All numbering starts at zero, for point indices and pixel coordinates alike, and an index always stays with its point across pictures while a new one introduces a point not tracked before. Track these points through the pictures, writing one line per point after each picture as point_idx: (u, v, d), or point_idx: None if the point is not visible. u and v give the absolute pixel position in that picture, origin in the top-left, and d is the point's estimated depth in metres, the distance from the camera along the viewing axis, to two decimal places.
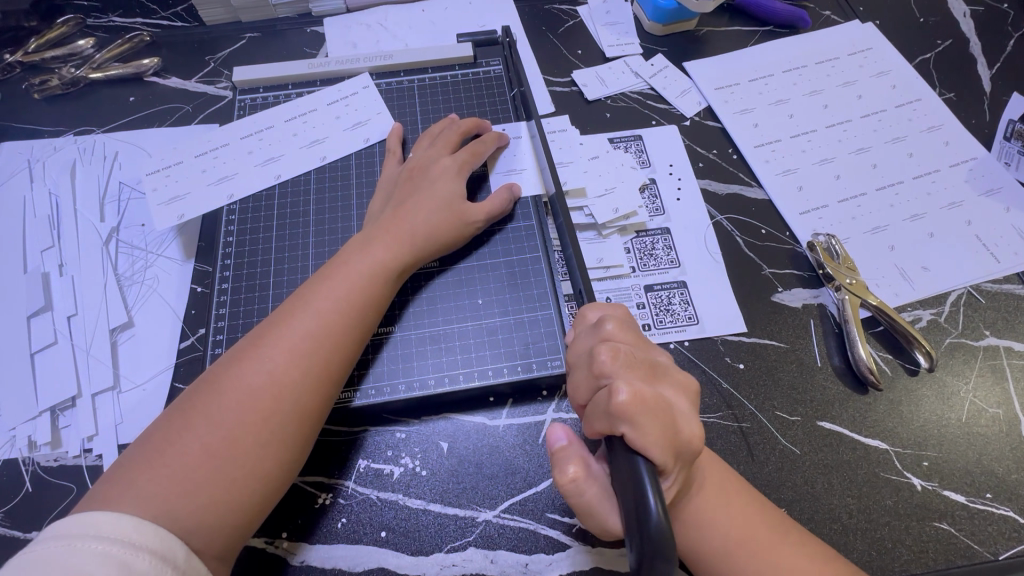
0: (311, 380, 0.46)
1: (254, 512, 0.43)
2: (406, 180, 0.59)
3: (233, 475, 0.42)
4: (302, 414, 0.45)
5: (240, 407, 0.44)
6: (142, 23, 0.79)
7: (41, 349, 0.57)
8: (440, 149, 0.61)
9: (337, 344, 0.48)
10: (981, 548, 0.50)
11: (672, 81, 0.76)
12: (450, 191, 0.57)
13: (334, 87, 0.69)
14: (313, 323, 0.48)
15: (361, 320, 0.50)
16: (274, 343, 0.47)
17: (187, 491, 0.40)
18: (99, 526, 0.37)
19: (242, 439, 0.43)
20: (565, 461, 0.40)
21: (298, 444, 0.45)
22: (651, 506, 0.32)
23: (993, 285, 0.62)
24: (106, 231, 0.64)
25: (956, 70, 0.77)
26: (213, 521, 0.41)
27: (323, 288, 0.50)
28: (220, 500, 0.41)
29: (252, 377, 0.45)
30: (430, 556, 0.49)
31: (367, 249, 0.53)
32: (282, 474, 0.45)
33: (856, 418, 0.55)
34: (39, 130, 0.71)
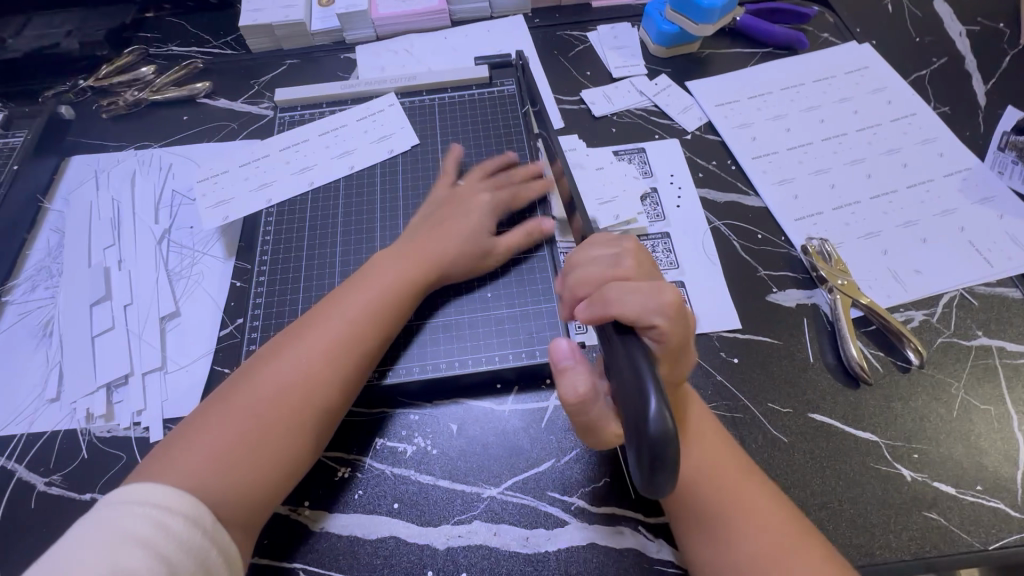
0: (338, 377, 0.52)
1: (278, 492, 0.48)
2: (444, 207, 0.64)
3: (264, 458, 0.47)
4: (327, 407, 0.51)
5: (274, 398, 0.49)
6: (197, 51, 0.89)
7: (99, 333, 0.64)
8: (476, 183, 0.67)
9: (361, 345, 0.53)
10: (970, 538, 0.51)
11: (675, 98, 0.81)
12: (479, 223, 0.62)
13: (363, 105, 0.76)
14: (341, 328, 0.53)
15: (385, 328, 0.55)
16: (306, 341, 0.52)
17: (223, 471, 0.46)
18: (142, 494, 0.42)
19: (275, 428, 0.48)
20: (575, 380, 0.42)
21: (321, 432, 0.51)
22: (653, 405, 0.32)
23: (986, 288, 0.64)
24: (160, 232, 0.71)
25: (951, 86, 0.81)
26: (244, 497, 0.46)
27: (351, 297, 0.56)
28: (251, 480, 0.47)
29: (283, 370, 0.51)
30: (438, 527, 0.53)
31: (392, 264, 0.58)
32: (305, 460, 0.50)
33: (847, 412, 0.58)
34: (105, 145, 0.81)
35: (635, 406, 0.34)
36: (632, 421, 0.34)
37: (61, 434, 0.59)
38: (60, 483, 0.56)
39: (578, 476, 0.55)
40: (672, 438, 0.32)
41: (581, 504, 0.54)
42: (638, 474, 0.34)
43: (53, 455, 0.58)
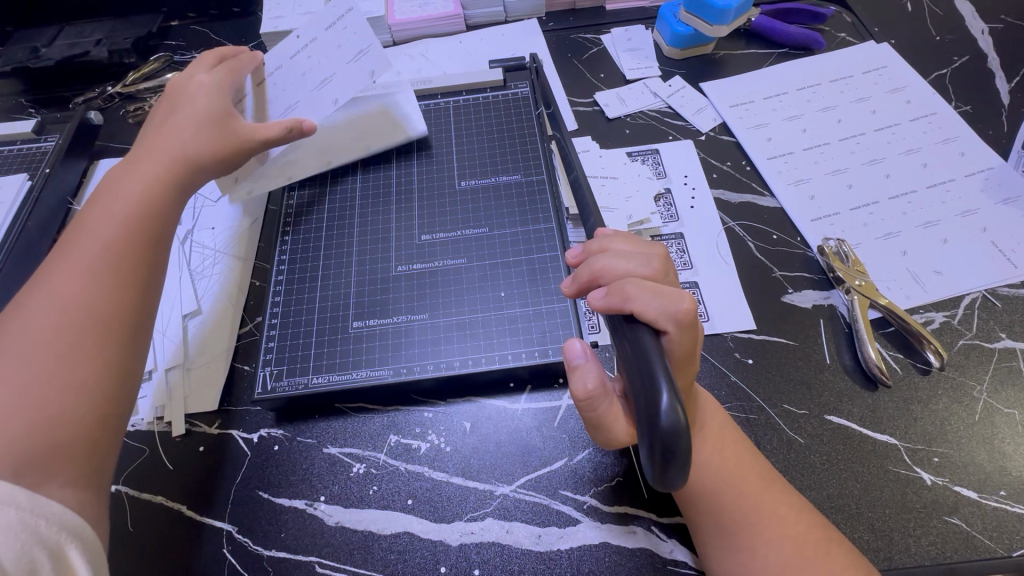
0: (105, 292, 0.48)
1: (94, 461, 0.44)
2: (163, 117, 0.61)
3: (61, 391, 0.43)
4: (106, 333, 0.47)
5: (51, 324, 0.45)
6: None
7: None
8: (190, 84, 0.63)
9: (122, 267, 0.50)
10: (993, 544, 0.50)
11: (689, 99, 0.81)
12: (223, 127, 0.60)
13: (344, 42, 0.69)
14: (76, 248, 0.49)
15: (137, 246, 0.51)
16: (35, 292, 0.47)
17: (14, 411, 0.41)
18: None
19: (78, 366, 0.45)
20: (584, 377, 0.43)
21: (115, 356, 0.47)
22: (665, 400, 0.33)
23: (1010, 290, 0.63)
24: (183, 233, 0.73)
25: (973, 85, 0.79)
26: (43, 437, 0.41)
27: (88, 217, 0.52)
28: (50, 415, 0.42)
29: (48, 297, 0.46)
30: (451, 524, 0.54)
31: (124, 181, 0.55)
32: (114, 383, 0.46)
33: (865, 413, 0.57)
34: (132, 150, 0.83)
35: (647, 398, 0.34)
36: (643, 412, 0.34)
37: None
38: None
39: (591, 475, 0.55)
40: (685, 433, 0.32)
41: (594, 503, 0.54)
42: (649, 469, 0.34)
43: None
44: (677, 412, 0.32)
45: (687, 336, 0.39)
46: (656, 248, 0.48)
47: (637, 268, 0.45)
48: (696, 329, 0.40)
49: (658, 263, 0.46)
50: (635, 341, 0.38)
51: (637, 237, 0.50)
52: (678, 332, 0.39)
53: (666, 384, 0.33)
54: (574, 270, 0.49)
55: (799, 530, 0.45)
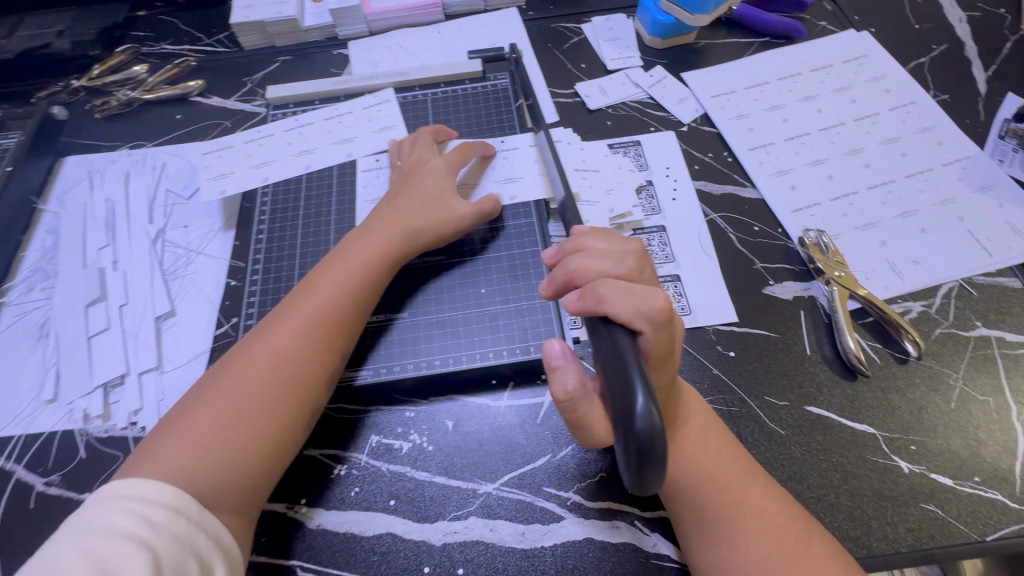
0: (307, 359, 0.53)
1: (252, 493, 0.49)
2: (400, 181, 0.65)
3: (241, 444, 0.49)
4: (295, 391, 0.52)
5: (243, 382, 0.51)
6: (189, 49, 0.89)
7: (94, 334, 0.64)
8: (424, 151, 0.67)
9: (336, 336, 0.55)
10: (967, 529, 0.51)
11: (671, 90, 0.80)
12: (441, 188, 0.63)
13: (370, 94, 0.77)
14: (311, 311, 0.55)
15: (353, 305, 0.56)
16: (271, 339, 0.54)
17: (200, 436, 0.48)
18: (133, 490, 0.44)
19: (250, 411, 0.50)
20: (564, 378, 0.42)
21: (299, 417, 0.52)
22: (640, 402, 0.32)
23: (986, 278, 0.63)
24: (155, 232, 0.71)
25: (951, 73, 0.80)
26: (218, 467, 0.47)
27: (323, 280, 0.57)
28: (231, 462, 0.48)
29: (251, 358, 0.52)
30: (434, 523, 0.53)
31: (359, 245, 0.59)
32: (290, 441, 0.51)
33: (845, 403, 0.57)
34: (99, 145, 0.80)
35: (623, 401, 0.33)
36: (620, 414, 0.33)
37: (59, 434, 0.59)
38: (59, 483, 0.57)
39: (574, 471, 0.55)
40: (660, 435, 0.31)
41: (577, 499, 0.54)
42: (627, 474, 0.34)
43: (50, 455, 0.58)
44: (652, 413, 0.32)
45: (664, 336, 0.39)
46: (633, 248, 0.48)
47: (614, 268, 0.44)
48: (674, 328, 0.40)
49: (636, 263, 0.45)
50: (609, 342, 0.37)
51: (614, 237, 0.49)
52: (654, 332, 0.38)
53: (642, 386, 0.33)
54: (551, 272, 0.48)
55: (779, 523, 0.45)
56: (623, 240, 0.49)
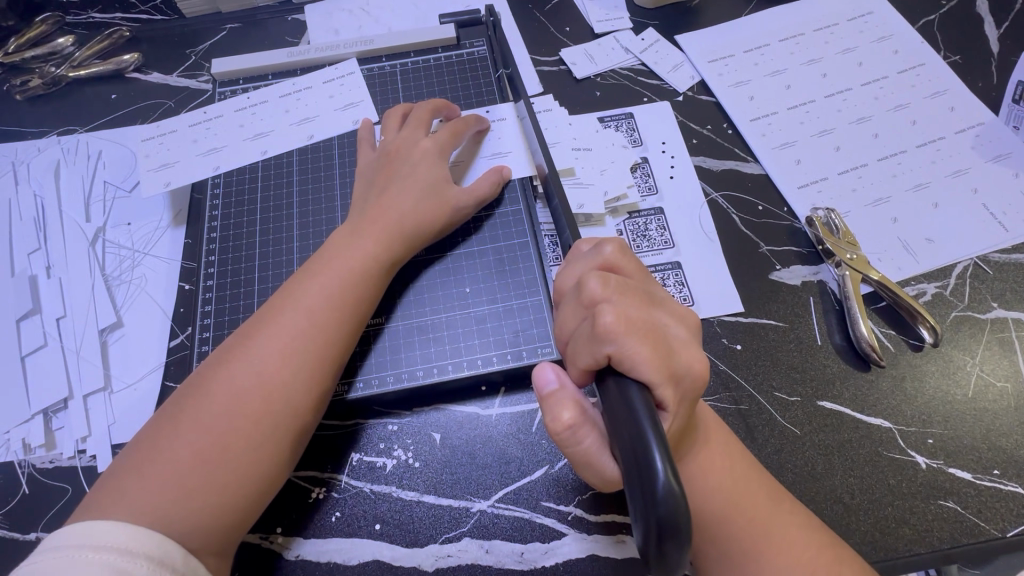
0: (302, 380, 0.46)
1: (238, 530, 0.43)
2: (385, 164, 0.57)
3: (226, 480, 0.42)
4: (283, 414, 0.45)
5: (226, 407, 0.44)
6: (122, 18, 0.78)
7: (31, 352, 0.57)
8: (416, 129, 0.59)
9: (331, 353, 0.48)
10: (988, 526, 0.48)
11: (664, 55, 0.73)
12: (432, 174, 0.56)
13: (330, 66, 0.68)
14: (301, 321, 0.48)
15: (349, 314, 0.50)
16: (254, 351, 0.46)
17: (173, 469, 0.42)
18: (96, 538, 0.38)
19: (234, 439, 0.43)
20: (558, 407, 0.37)
21: (289, 448, 0.46)
22: (660, 468, 0.28)
23: (1001, 256, 0.60)
24: (93, 231, 0.63)
25: (962, 31, 0.74)
26: (195, 506, 0.41)
27: (314, 284, 0.50)
28: (214, 502, 0.42)
29: (233, 379, 0.45)
30: (425, 548, 0.49)
31: (351, 243, 0.52)
32: (281, 473, 0.45)
33: (858, 396, 0.54)
34: (24, 132, 0.71)
35: (637, 466, 0.29)
36: (631, 475, 0.30)
37: None
38: None
39: (574, 483, 0.51)
40: (683, 506, 0.28)
41: (579, 513, 0.49)
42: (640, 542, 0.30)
43: None
44: (669, 473, 0.28)
45: (643, 350, 0.35)
46: (601, 257, 0.43)
47: (574, 304, 0.40)
48: (645, 340, 0.36)
49: (594, 276, 0.39)
50: (618, 393, 0.33)
51: (589, 248, 0.44)
52: (626, 352, 0.35)
53: (656, 442, 0.29)
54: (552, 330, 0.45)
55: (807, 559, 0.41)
56: (601, 249, 0.43)
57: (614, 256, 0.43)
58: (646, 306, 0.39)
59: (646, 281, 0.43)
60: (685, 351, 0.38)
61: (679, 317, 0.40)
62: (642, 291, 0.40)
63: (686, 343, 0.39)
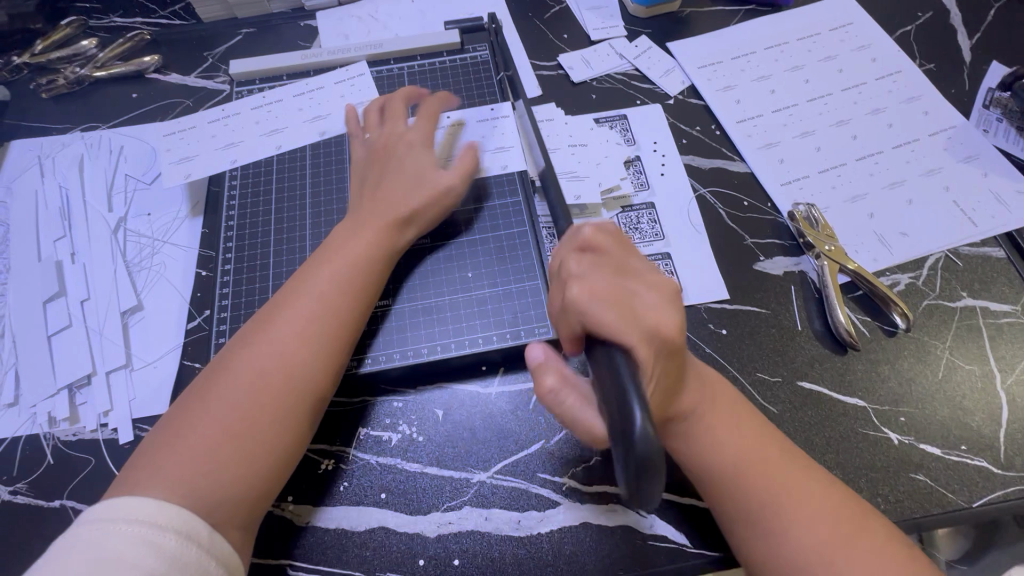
0: (316, 360, 0.50)
1: (263, 501, 0.47)
2: (375, 158, 0.61)
3: (250, 454, 0.46)
4: (301, 392, 0.49)
5: (248, 387, 0.47)
6: (143, 22, 0.82)
7: (56, 332, 0.61)
8: (397, 124, 0.63)
9: (342, 335, 0.52)
10: (955, 497, 0.52)
11: (656, 61, 0.77)
12: (417, 162, 0.60)
13: (341, 68, 0.72)
14: (315, 306, 0.51)
15: (359, 300, 0.53)
16: (272, 335, 0.50)
17: (202, 446, 0.45)
18: (130, 512, 0.41)
19: (257, 417, 0.47)
20: (543, 374, 0.43)
21: (307, 424, 0.49)
22: (636, 418, 0.31)
23: (971, 249, 0.63)
24: (115, 221, 0.67)
25: (937, 41, 0.79)
26: (225, 479, 0.44)
27: (324, 272, 0.53)
28: (241, 475, 0.45)
29: (252, 363, 0.48)
30: (428, 515, 0.52)
31: (356, 233, 0.56)
32: (300, 446, 0.49)
33: (835, 378, 0.57)
34: (49, 128, 0.75)
35: (619, 419, 0.32)
36: (616, 428, 0.32)
37: (22, 440, 0.56)
38: (26, 491, 0.54)
39: (568, 455, 0.54)
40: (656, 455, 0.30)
41: (573, 483, 0.53)
42: (624, 485, 0.33)
43: (16, 462, 0.55)
44: (648, 427, 0.31)
45: (614, 312, 0.39)
46: (579, 238, 0.47)
47: (558, 286, 0.45)
48: (616, 304, 0.39)
49: (569, 262, 0.44)
50: (602, 356, 0.36)
51: (572, 231, 0.48)
52: (598, 315, 0.39)
53: (638, 399, 0.32)
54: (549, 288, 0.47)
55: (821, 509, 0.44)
56: (584, 234, 0.47)
57: (594, 236, 0.47)
58: (616, 278, 0.43)
59: (625, 258, 0.46)
60: (655, 314, 0.41)
61: (656, 285, 0.44)
62: (614, 266, 0.44)
63: (659, 305, 0.42)
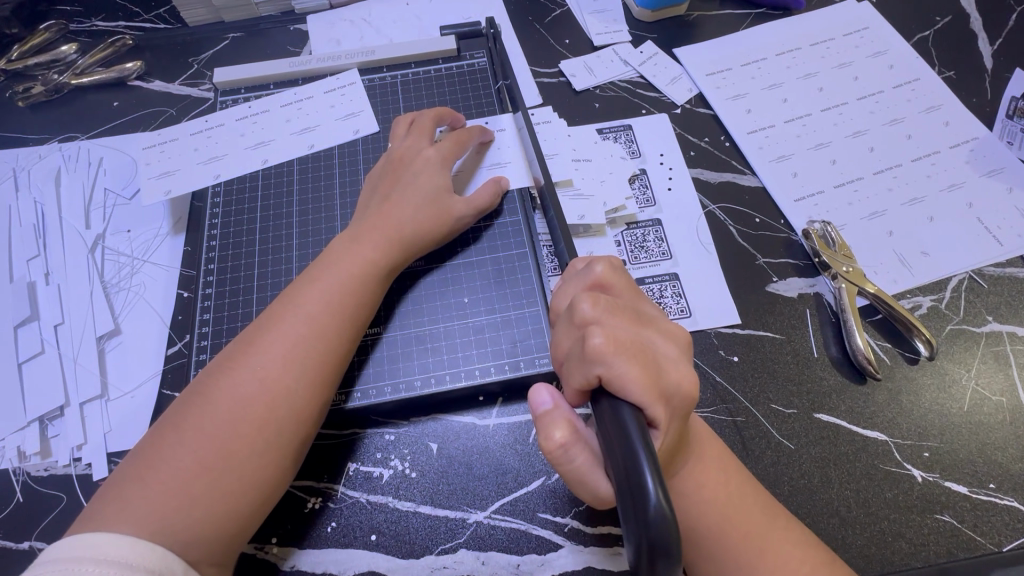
0: (303, 387, 0.46)
1: (241, 538, 0.43)
2: (390, 170, 0.58)
3: (229, 488, 0.42)
4: (287, 421, 0.45)
5: (228, 414, 0.44)
6: (125, 26, 0.78)
7: (28, 359, 0.57)
8: (420, 137, 0.59)
9: (332, 359, 0.48)
10: (983, 540, 0.48)
11: (663, 68, 0.74)
12: (435, 183, 0.56)
13: (332, 76, 0.69)
14: (304, 328, 0.48)
15: (351, 322, 0.50)
16: (256, 358, 0.46)
17: (178, 477, 0.42)
18: (98, 549, 0.38)
19: (238, 447, 0.43)
20: (551, 427, 0.37)
21: (292, 455, 0.46)
22: (651, 488, 0.28)
23: (996, 269, 0.60)
24: (92, 238, 0.63)
25: (956, 48, 0.75)
26: (201, 514, 0.41)
27: (314, 291, 0.50)
28: (218, 510, 0.42)
29: (235, 388, 0.45)
30: (420, 559, 0.49)
31: (348, 250, 0.53)
32: (283, 479, 0.46)
33: (854, 410, 0.54)
34: (26, 139, 0.71)
35: (630, 485, 0.29)
36: (624, 493, 0.30)
37: None
38: None
39: (570, 494, 0.51)
40: (672, 529, 0.28)
41: (576, 524, 0.49)
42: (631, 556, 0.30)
43: None
44: (659, 494, 0.28)
45: (634, 370, 0.35)
46: (592, 277, 0.43)
47: (568, 327, 0.40)
48: (635, 361, 0.36)
49: (585, 299, 0.39)
50: (611, 413, 0.34)
51: (581, 268, 0.45)
52: (616, 371, 0.35)
53: (647, 463, 0.29)
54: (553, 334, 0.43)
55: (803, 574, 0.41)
56: (597, 274, 0.43)
57: (606, 274, 0.43)
58: (634, 326, 0.40)
59: (637, 301, 0.43)
60: (675, 369, 0.38)
61: (670, 336, 0.41)
62: (629, 310, 0.41)
63: (676, 360, 0.39)
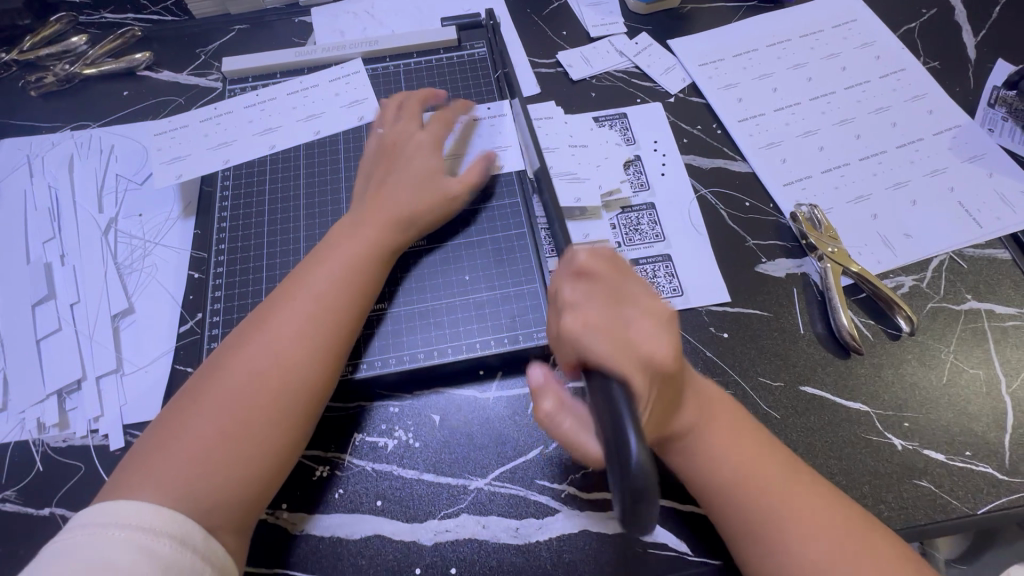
0: (315, 360, 0.49)
1: (258, 504, 0.46)
2: (383, 156, 0.60)
3: (246, 456, 0.45)
4: (299, 393, 0.47)
5: (244, 386, 0.46)
6: (134, 18, 0.80)
7: (45, 336, 0.59)
8: (410, 122, 0.62)
9: (340, 334, 0.50)
10: (958, 503, 0.51)
11: (657, 58, 0.76)
12: (429, 164, 0.59)
13: (336, 66, 0.71)
14: (314, 304, 0.50)
15: (358, 300, 0.52)
16: (269, 334, 0.49)
17: (198, 446, 0.44)
18: (122, 516, 0.40)
19: (254, 417, 0.46)
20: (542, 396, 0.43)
21: (304, 425, 0.48)
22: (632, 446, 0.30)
23: (975, 250, 0.63)
24: (105, 222, 0.66)
25: (941, 38, 0.78)
26: (219, 481, 0.43)
27: (323, 271, 0.52)
28: (236, 476, 0.44)
29: (250, 362, 0.47)
30: (424, 523, 0.51)
31: (355, 231, 0.55)
32: (296, 449, 0.48)
33: (838, 382, 0.56)
34: (40, 127, 0.73)
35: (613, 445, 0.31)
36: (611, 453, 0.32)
37: (11, 446, 0.55)
38: (14, 499, 0.53)
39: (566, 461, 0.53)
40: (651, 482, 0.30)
41: (572, 490, 0.52)
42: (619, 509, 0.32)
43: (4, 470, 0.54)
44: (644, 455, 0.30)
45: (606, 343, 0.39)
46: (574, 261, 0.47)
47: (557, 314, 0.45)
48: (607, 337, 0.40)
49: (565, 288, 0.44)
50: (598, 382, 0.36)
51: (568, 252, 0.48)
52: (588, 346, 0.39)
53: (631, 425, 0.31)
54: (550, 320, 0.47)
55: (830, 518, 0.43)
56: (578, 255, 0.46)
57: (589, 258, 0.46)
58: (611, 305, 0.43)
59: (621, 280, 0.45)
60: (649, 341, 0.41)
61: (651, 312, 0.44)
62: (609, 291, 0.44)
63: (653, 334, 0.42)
